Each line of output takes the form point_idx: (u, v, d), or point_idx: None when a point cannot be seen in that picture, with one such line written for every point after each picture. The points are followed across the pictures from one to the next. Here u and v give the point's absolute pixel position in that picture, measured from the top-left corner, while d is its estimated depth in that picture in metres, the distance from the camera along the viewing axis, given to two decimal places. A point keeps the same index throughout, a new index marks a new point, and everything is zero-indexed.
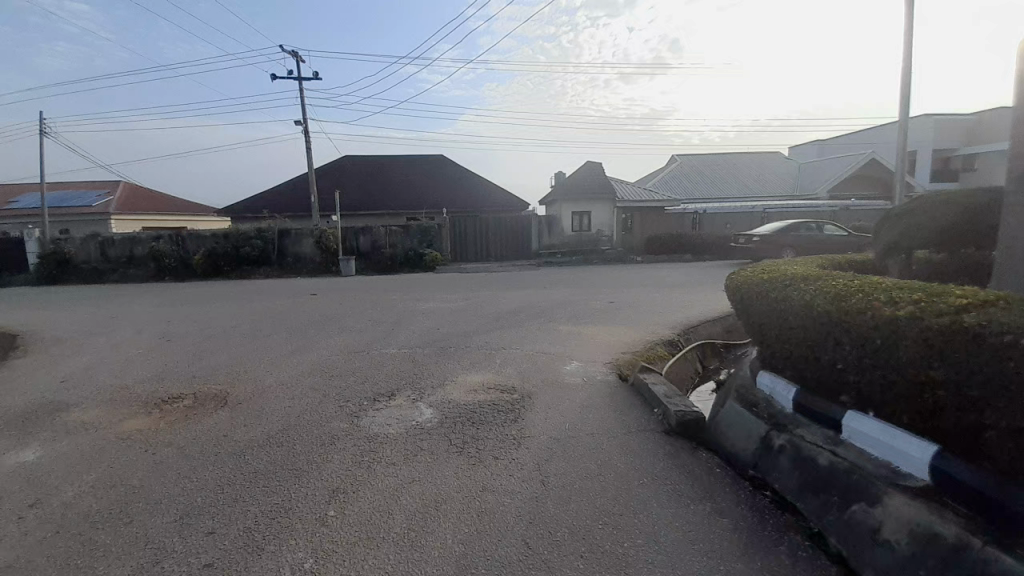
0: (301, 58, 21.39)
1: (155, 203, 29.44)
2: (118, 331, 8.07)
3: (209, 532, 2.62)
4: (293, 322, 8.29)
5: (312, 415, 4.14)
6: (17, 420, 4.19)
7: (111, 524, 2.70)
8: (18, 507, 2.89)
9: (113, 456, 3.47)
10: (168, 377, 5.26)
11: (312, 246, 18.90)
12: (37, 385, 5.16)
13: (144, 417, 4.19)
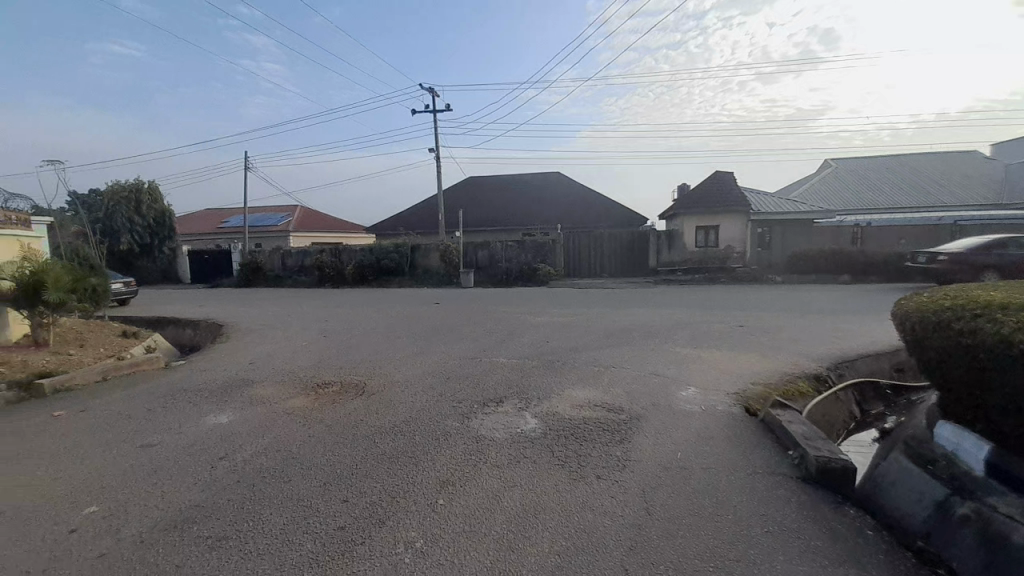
0: (436, 92, 23.99)
1: (321, 222, 35.46)
2: (289, 326, 9.88)
3: (344, 500, 3.01)
4: (419, 327, 9.17)
5: (430, 411, 4.52)
6: (221, 390, 5.38)
7: (275, 480, 3.28)
8: (214, 457, 3.69)
9: (278, 426, 4.24)
10: (322, 367, 6.25)
11: (438, 260, 20.82)
12: (234, 364, 6.57)
13: (303, 397, 5.03)
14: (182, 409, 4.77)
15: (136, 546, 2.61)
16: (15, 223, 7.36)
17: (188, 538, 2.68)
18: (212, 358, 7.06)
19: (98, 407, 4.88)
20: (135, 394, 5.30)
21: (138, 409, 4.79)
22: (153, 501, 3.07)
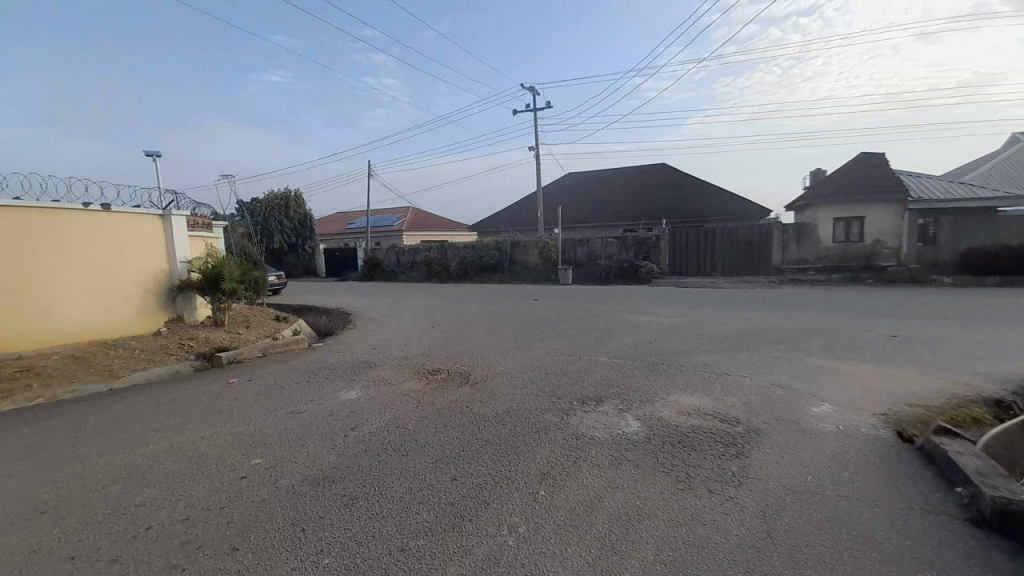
0: (537, 91, 24.30)
1: (430, 222, 38.31)
2: (404, 316, 10.90)
3: (453, 478, 3.23)
4: (519, 323, 9.43)
5: (530, 404, 4.62)
6: (350, 369, 6.14)
7: (394, 453, 3.65)
8: (346, 428, 4.20)
9: (396, 406, 4.70)
10: (432, 355, 6.79)
11: (537, 257, 21.15)
12: (361, 348, 7.46)
13: (416, 381, 5.52)
14: (321, 384, 5.55)
15: (290, 494, 3.06)
16: (204, 226, 9.25)
17: (329, 493, 3.07)
18: (342, 341, 8.10)
19: (261, 378, 5.92)
20: (285, 368, 6.31)
21: (288, 380, 5.71)
22: (302, 458, 3.59)
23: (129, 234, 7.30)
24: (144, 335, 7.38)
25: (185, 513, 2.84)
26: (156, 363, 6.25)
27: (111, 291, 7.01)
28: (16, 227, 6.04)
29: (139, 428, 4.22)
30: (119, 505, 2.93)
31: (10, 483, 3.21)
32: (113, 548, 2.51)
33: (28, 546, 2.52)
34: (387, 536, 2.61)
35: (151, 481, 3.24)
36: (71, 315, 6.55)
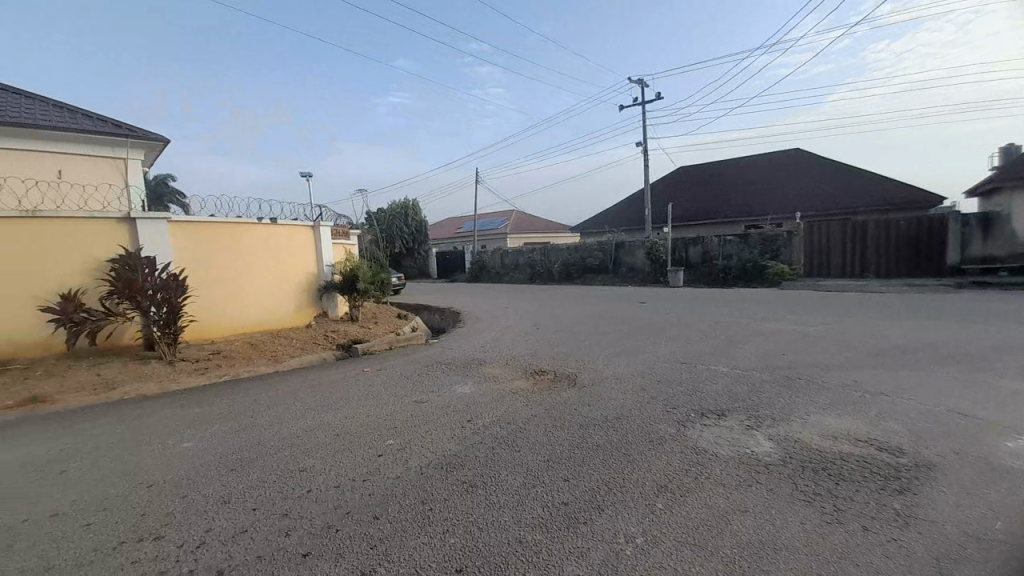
0: (646, 84, 23.26)
1: (533, 224, 39.06)
2: (511, 317, 11.29)
3: (566, 479, 3.24)
4: (626, 326, 9.11)
5: (643, 412, 4.44)
6: (464, 365, 6.56)
7: (508, 447, 3.78)
8: (463, 419, 4.45)
9: (507, 402, 4.88)
10: (539, 355, 6.92)
11: (643, 257, 20.26)
12: (473, 345, 7.93)
13: (525, 380, 5.68)
14: (438, 377, 6.02)
15: (418, 475, 3.35)
16: (342, 235, 10.67)
17: (451, 479, 3.29)
18: (455, 339, 8.68)
19: (389, 368, 6.63)
20: (407, 361, 6.97)
21: (410, 372, 6.29)
22: (426, 443, 3.90)
23: (290, 243, 8.73)
24: (299, 328, 8.77)
25: (335, 482, 3.27)
26: (308, 352, 7.39)
27: (277, 291, 8.48)
28: (215, 239, 7.65)
29: (297, 405, 5.01)
30: (286, 468, 3.50)
31: (215, 441, 4.06)
32: (284, 504, 3.00)
33: (226, 494, 3.14)
34: (505, 526, 2.72)
35: (308, 451, 3.80)
36: (250, 311, 8.08)
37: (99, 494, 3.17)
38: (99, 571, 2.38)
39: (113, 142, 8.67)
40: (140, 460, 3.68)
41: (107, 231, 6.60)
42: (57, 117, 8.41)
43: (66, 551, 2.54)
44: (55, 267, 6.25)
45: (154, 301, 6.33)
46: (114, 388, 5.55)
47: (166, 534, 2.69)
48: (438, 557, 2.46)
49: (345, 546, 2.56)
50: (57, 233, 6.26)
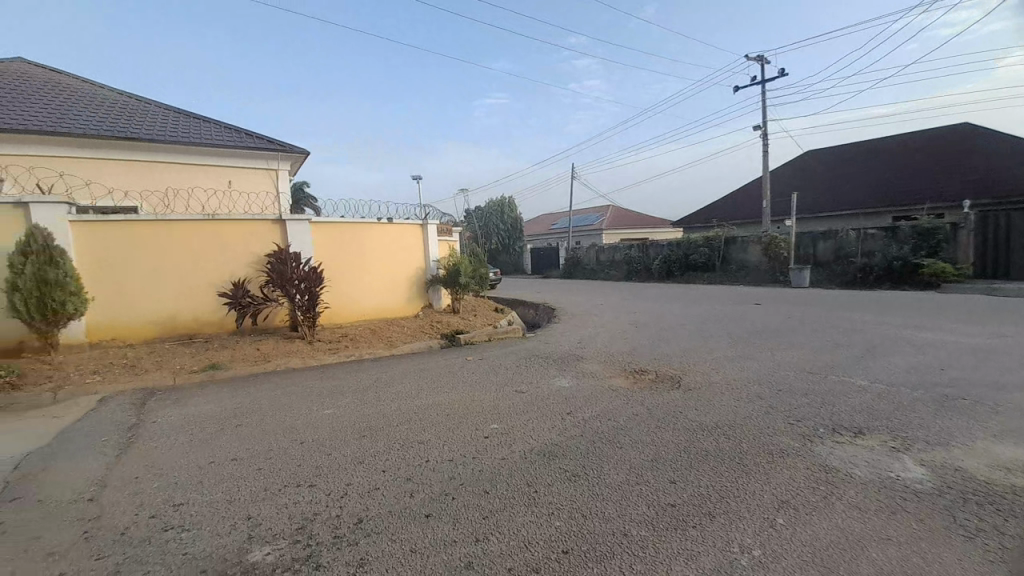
0: (766, 60, 20.83)
1: (631, 220, 37.57)
2: (607, 314, 11.08)
3: (672, 481, 3.11)
4: (737, 329, 8.35)
5: (759, 422, 4.06)
6: (562, 360, 6.62)
7: (610, 443, 3.73)
8: (563, 411, 4.49)
9: (607, 399, 4.82)
10: (639, 354, 6.71)
11: (758, 254, 18.34)
12: (569, 341, 7.97)
13: (625, 378, 5.56)
14: (536, 369, 6.17)
15: (522, 459, 3.48)
16: (447, 232, 11.40)
17: (554, 466, 3.36)
18: (551, 334, 8.79)
19: (489, 358, 6.96)
20: (506, 353, 7.24)
21: (509, 363, 6.53)
22: (528, 430, 4.03)
23: (402, 240, 9.57)
24: (408, 316, 9.60)
25: (449, 456, 3.55)
26: (417, 339, 8.07)
27: (390, 283, 9.37)
28: (343, 237, 8.71)
29: (409, 386, 5.51)
30: (406, 440, 3.88)
31: (346, 411, 4.66)
32: (406, 470, 3.35)
33: (359, 456, 3.60)
34: (610, 518, 2.71)
35: (423, 427, 4.17)
36: (368, 300, 9.05)
37: (265, 445, 3.85)
38: (270, 506, 2.90)
39: (267, 155, 10.32)
40: (290, 421, 4.38)
41: (265, 231, 7.93)
42: (228, 136, 10.26)
43: (245, 488, 3.14)
44: (228, 260, 7.67)
45: (299, 290, 7.46)
46: (269, 360, 6.66)
47: (315, 483, 3.18)
48: (545, 536, 2.54)
49: (460, 514, 2.77)
50: (230, 233, 7.67)
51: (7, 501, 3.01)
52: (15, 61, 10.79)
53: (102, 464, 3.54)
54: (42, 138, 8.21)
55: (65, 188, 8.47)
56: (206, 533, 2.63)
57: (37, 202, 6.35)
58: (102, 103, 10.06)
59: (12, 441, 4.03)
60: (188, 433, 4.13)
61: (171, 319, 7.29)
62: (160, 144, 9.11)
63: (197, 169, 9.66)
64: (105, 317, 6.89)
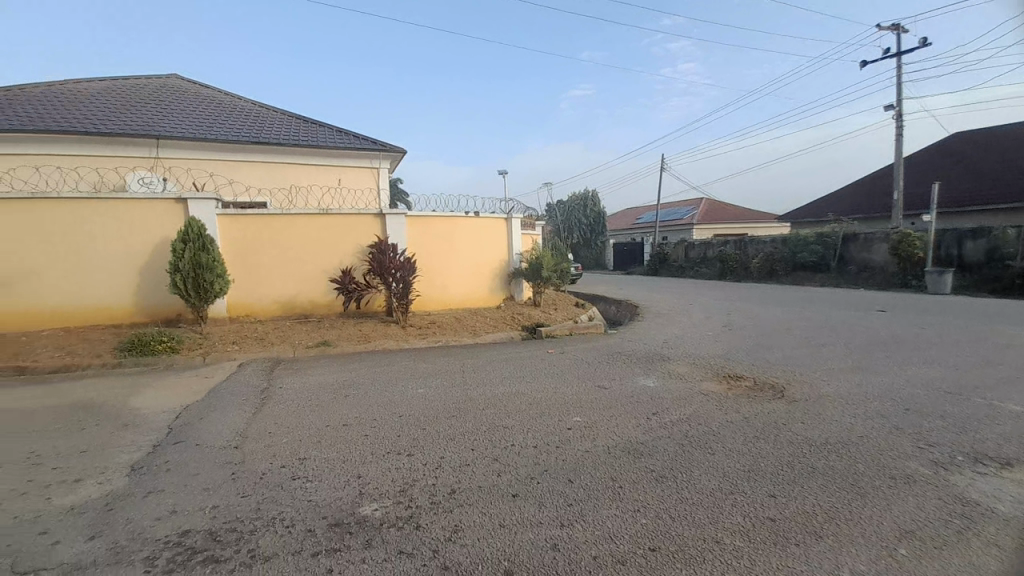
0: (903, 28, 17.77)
1: (727, 213, 34.70)
2: (697, 314, 10.44)
3: (772, 495, 2.87)
4: (856, 338, 7.34)
5: (879, 442, 3.58)
6: (648, 359, 6.38)
7: (702, 448, 3.54)
8: (648, 411, 4.35)
9: (699, 403, 4.56)
10: (734, 359, 6.23)
11: (885, 253, 15.97)
12: (655, 340, 7.66)
13: (718, 383, 5.21)
14: (620, 367, 6.02)
15: (606, 453, 3.45)
16: (530, 226, 11.53)
17: (639, 464, 3.28)
18: (636, 332, 8.50)
19: (570, 352, 6.95)
20: (588, 348, 7.16)
21: (591, 359, 6.45)
22: (612, 427, 3.97)
23: (488, 234, 9.88)
24: (492, 307, 9.95)
25: (533, 443, 3.64)
26: (500, 329, 8.33)
27: (476, 275, 9.75)
28: (433, 230, 9.24)
29: (493, 374, 5.71)
30: (492, 424, 4.05)
31: (436, 392, 4.98)
32: (493, 451, 3.50)
33: (450, 434, 3.83)
34: (701, 523, 2.59)
35: (507, 413, 4.31)
36: (454, 291, 9.53)
37: (368, 416, 4.26)
38: (375, 468, 3.23)
39: (370, 154, 11.26)
40: (387, 397, 4.80)
41: (367, 224, 8.70)
42: (339, 138, 11.39)
43: (352, 451, 3.51)
44: (337, 251, 8.56)
45: (395, 278, 8.10)
46: (370, 341, 7.34)
47: (413, 453, 3.47)
48: (631, 531, 2.51)
49: (545, 498, 2.84)
50: (339, 226, 8.54)
51: (175, 442, 3.71)
52: (177, 78, 12.94)
53: (241, 419, 4.20)
54: (197, 144, 9.81)
55: (215, 186, 10.05)
56: (325, 486, 3.01)
57: (194, 199, 7.63)
58: (239, 111, 11.72)
59: (177, 394, 4.94)
60: (304, 400, 4.72)
61: (291, 303, 8.35)
62: (284, 146, 10.39)
63: (313, 168, 10.87)
64: (243, 298, 8.09)
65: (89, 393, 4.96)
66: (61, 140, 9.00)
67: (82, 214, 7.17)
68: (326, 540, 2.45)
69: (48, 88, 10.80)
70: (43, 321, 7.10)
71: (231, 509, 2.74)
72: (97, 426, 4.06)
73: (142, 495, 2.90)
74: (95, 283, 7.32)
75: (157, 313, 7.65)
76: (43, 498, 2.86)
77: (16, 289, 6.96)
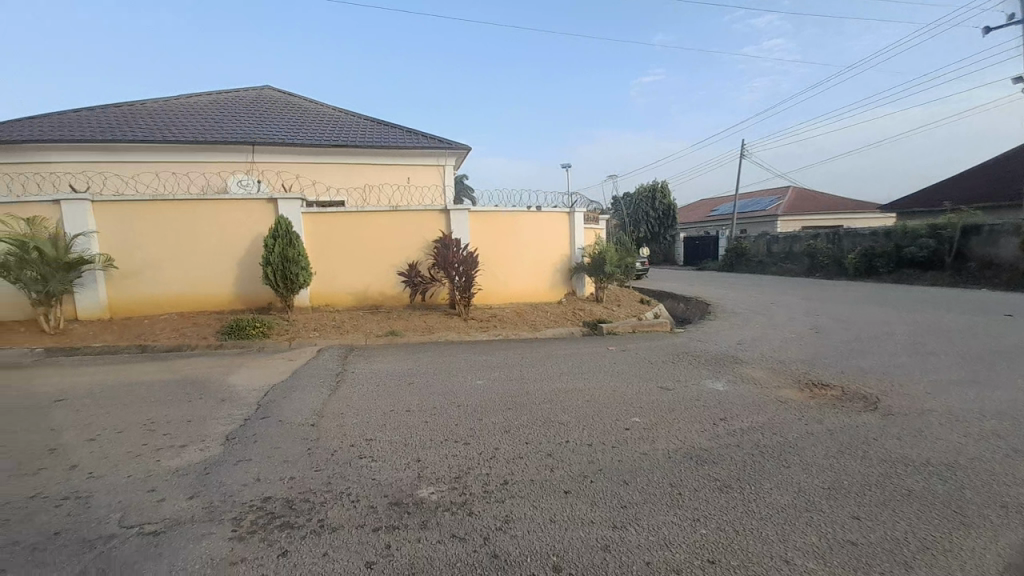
0: None
1: (817, 204, 31.46)
2: (777, 315, 9.61)
3: (854, 516, 2.59)
4: (975, 347, 6.33)
5: (996, 467, 3.08)
6: (717, 361, 6.00)
7: (775, 460, 3.27)
8: (715, 416, 4.10)
9: (773, 411, 4.21)
10: (818, 365, 5.67)
11: (1019, 248, 13.59)
12: (727, 341, 7.19)
13: (797, 391, 4.77)
14: (686, 368, 5.72)
15: (665, 457, 3.31)
16: (594, 220, 11.28)
17: (701, 472, 3.11)
18: (706, 332, 8.02)
19: (632, 350, 6.74)
20: (652, 347, 6.90)
21: (654, 358, 6.20)
22: (673, 430, 3.79)
23: (550, 229, 9.84)
24: (552, 302, 9.90)
25: (589, 441, 3.58)
26: (560, 325, 8.28)
27: (536, 269, 9.77)
28: (495, 225, 9.38)
29: (553, 369, 5.70)
30: (547, 419, 4.05)
31: (495, 384, 5.08)
32: (548, 446, 3.50)
33: (506, 426, 3.89)
34: (768, 539, 2.40)
35: (564, 409, 4.28)
36: (515, 285, 9.62)
37: (430, 404, 4.45)
38: (433, 454, 3.38)
39: (436, 152, 11.67)
40: (449, 387, 4.97)
41: (433, 220, 9.05)
42: (408, 138, 11.93)
43: (415, 436, 3.69)
44: (405, 245, 9.00)
45: (458, 272, 8.35)
46: (434, 332, 7.65)
47: (470, 442, 3.57)
48: (687, 540, 2.40)
49: (598, 497, 2.80)
50: (407, 222, 8.97)
51: (262, 418, 4.14)
52: (270, 90, 14.29)
53: (318, 400, 4.58)
54: (285, 149, 10.79)
55: (300, 187, 11.01)
56: (388, 467, 3.20)
57: (282, 199, 8.42)
58: (321, 117, 12.69)
59: (266, 375, 5.50)
60: (373, 385, 5.04)
61: (363, 294, 8.94)
62: (359, 148, 11.09)
63: (385, 167, 11.50)
64: (321, 288, 8.79)
65: (196, 370, 5.69)
66: (177, 149, 10.31)
67: (193, 213, 8.20)
68: (387, 517, 2.61)
69: (167, 104, 12.43)
70: (161, 304, 8.21)
71: (306, 481, 3.01)
72: (201, 399, 4.65)
73: (234, 462, 3.28)
74: (202, 273, 8.34)
75: (250, 300, 8.58)
76: (158, 459, 3.34)
77: (140, 276, 8.09)
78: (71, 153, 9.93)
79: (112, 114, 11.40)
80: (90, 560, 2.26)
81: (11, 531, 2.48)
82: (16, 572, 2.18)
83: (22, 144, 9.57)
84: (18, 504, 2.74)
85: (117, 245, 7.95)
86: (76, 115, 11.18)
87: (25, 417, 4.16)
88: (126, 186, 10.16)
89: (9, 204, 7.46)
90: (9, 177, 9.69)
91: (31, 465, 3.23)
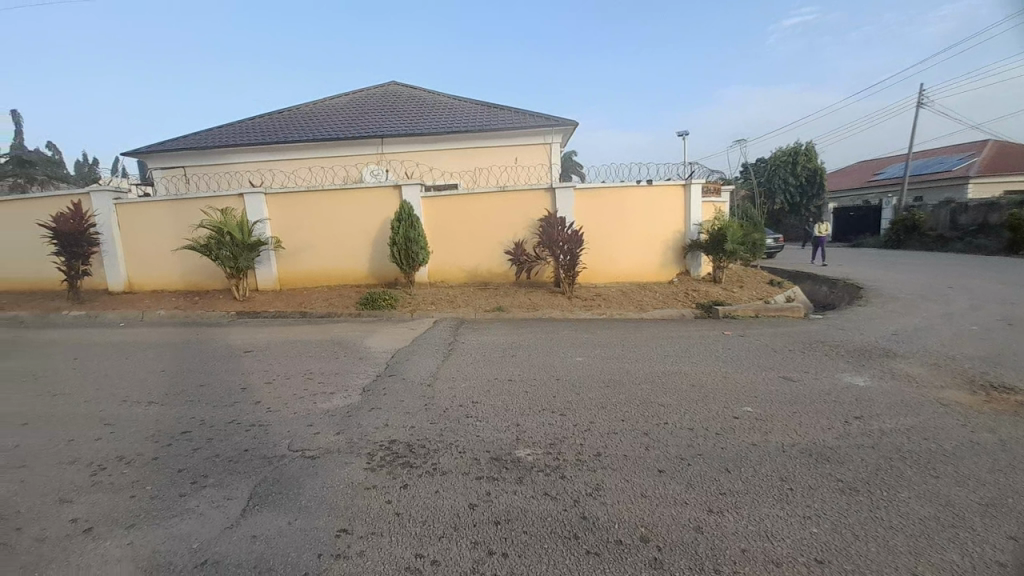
0: None
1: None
2: (954, 301, 7.79)
3: (1017, 539, 2.12)
4: None
5: None
6: (860, 352, 5.14)
7: (920, 467, 2.76)
8: (847, 413, 3.56)
9: (929, 414, 3.50)
10: (1006, 364, 4.51)
11: None
12: (875, 331, 6.09)
13: (967, 393, 3.88)
14: (818, 358, 5.02)
15: (779, 450, 3.01)
16: (714, 192, 10.23)
17: (820, 469, 2.78)
18: (849, 319, 6.85)
19: (752, 335, 6.11)
20: (776, 333, 6.16)
21: (779, 345, 5.54)
22: (793, 423, 3.40)
23: (662, 205, 9.22)
24: (664, 282, 9.36)
25: (689, 425, 3.41)
26: (670, 305, 7.83)
27: (645, 247, 9.30)
28: (602, 201, 9.13)
29: (658, 351, 5.46)
30: (647, 399, 3.93)
31: (595, 362, 5.07)
32: (644, 425, 3.43)
33: (603, 402, 3.88)
34: (894, 549, 2.09)
35: (667, 391, 4.11)
36: (622, 263, 9.32)
37: (531, 376, 4.63)
38: (531, 421, 3.54)
39: (544, 130, 11.69)
40: (550, 361, 5.10)
41: (538, 198, 9.16)
42: (516, 119, 12.13)
43: (514, 403, 3.90)
44: (512, 224, 9.29)
45: (563, 250, 8.40)
46: (538, 309, 7.87)
47: (566, 414, 3.65)
48: (794, 535, 2.20)
49: (695, 480, 2.68)
50: (515, 201, 9.23)
51: (386, 376, 4.74)
52: (396, 84, 15.63)
53: (432, 365, 5.08)
54: (407, 139, 11.80)
55: (420, 173, 12.00)
56: (489, 427, 3.45)
57: (406, 185, 9.29)
58: (438, 106, 13.55)
59: (392, 340, 6.26)
60: (481, 356, 5.40)
61: (474, 271, 9.51)
62: (471, 133, 11.63)
63: (494, 149, 11.88)
64: (438, 267, 9.53)
65: (338, 334, 6.70)
66: (323, 145, 11.97)
67: (336, 200, 9.51)
68: (488, 469, 2.85)
69: (315, 106, 14.40)
70: (314, 279, 9.78)
71: (421, 430, 3.42)
72: (342, 358, 5.49)
73: (364, 410, 3.85)
74: (342, 252, 9.68)
75: (380, 275, 9.75)
76: (311, 402, 4.08)
77: (299, 255, 9.70)
78: (248, 154, 12.15)
79: (277, 119, 13.62)
80: (267, 471, 2.91)
81: (216, 446, 3.30)
82: (219, 474, 2.91)
83: (218, 149, 12.02)
84: (220, 427, 3.62)
85: (282, 229, 9.61)
86: (252, 122, 13.60)
87: (226, 363, 5.40)
88: (288, 179, 12.19)
89: (211, 198, 9.53)
90: (211, 176, 12.26)
91: (228, 399, 4.21)
